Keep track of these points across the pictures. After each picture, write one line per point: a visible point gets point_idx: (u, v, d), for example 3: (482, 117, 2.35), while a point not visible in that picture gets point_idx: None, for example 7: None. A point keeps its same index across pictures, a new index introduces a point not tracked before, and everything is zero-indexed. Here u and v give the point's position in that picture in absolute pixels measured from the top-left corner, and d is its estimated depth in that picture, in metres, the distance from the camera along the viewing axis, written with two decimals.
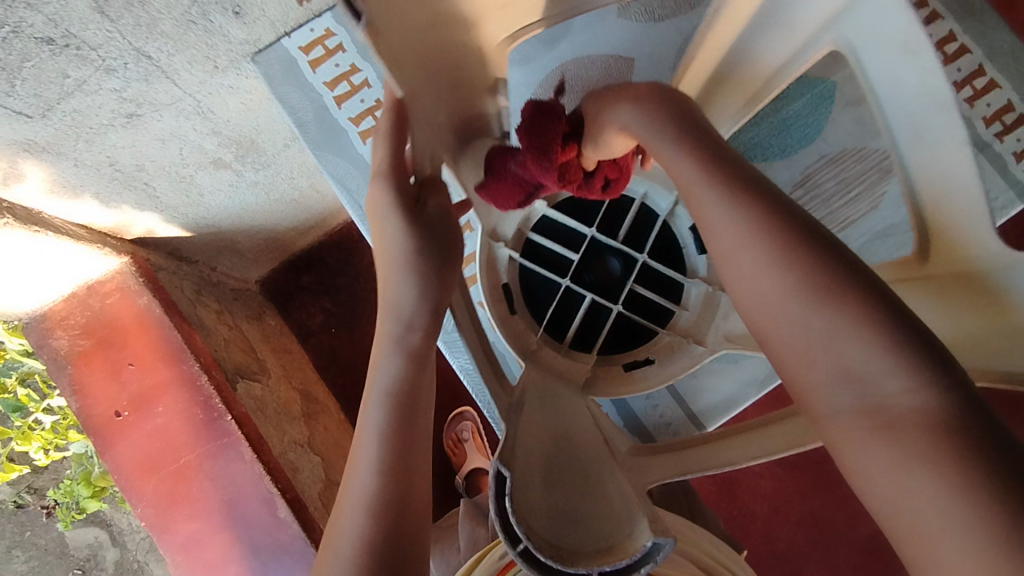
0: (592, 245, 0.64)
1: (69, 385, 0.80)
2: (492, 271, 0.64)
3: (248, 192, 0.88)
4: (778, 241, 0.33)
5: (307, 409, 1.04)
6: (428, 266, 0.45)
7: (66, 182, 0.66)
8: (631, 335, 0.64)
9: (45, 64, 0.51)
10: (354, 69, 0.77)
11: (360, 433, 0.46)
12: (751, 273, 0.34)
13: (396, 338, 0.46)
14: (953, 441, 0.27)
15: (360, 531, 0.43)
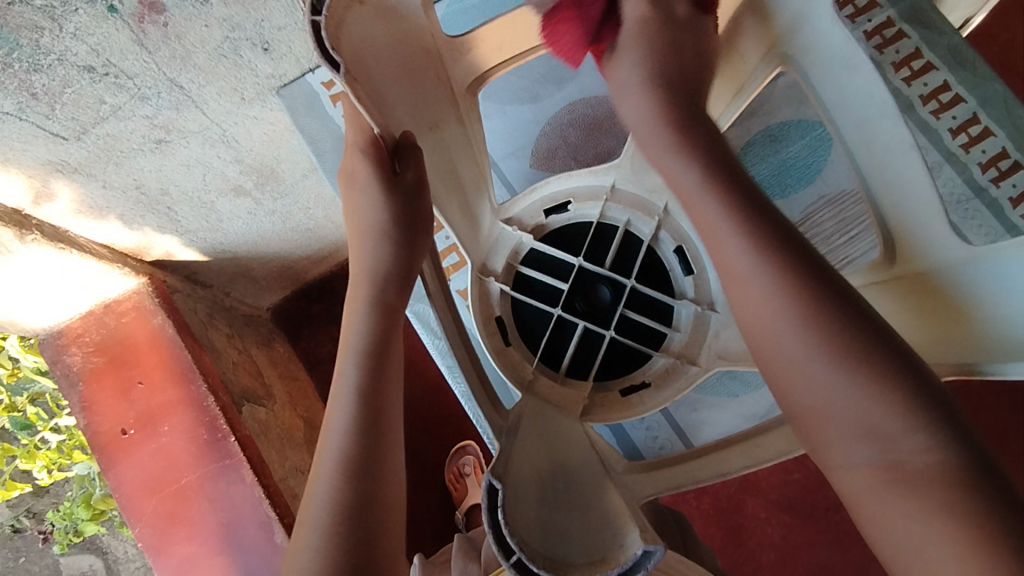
0: (581, 273, 0.64)
1: (80, 401, 0.81)
2: (485, 304, 0.63)
3: (265, 220, 0.91)
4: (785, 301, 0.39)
5: (310, 437, 1.04)
6: (400, 235, 0.48)
7: (94, 203, 0.69)
8: (626, 360, 0.64)
9: (84, 90, 0.55)
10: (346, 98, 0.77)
11: (331, 403, 0.46)
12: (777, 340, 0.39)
13: (369, 299, 0.47)
14: (963, 486, 0.33)
15: (332, 491, 0.43)
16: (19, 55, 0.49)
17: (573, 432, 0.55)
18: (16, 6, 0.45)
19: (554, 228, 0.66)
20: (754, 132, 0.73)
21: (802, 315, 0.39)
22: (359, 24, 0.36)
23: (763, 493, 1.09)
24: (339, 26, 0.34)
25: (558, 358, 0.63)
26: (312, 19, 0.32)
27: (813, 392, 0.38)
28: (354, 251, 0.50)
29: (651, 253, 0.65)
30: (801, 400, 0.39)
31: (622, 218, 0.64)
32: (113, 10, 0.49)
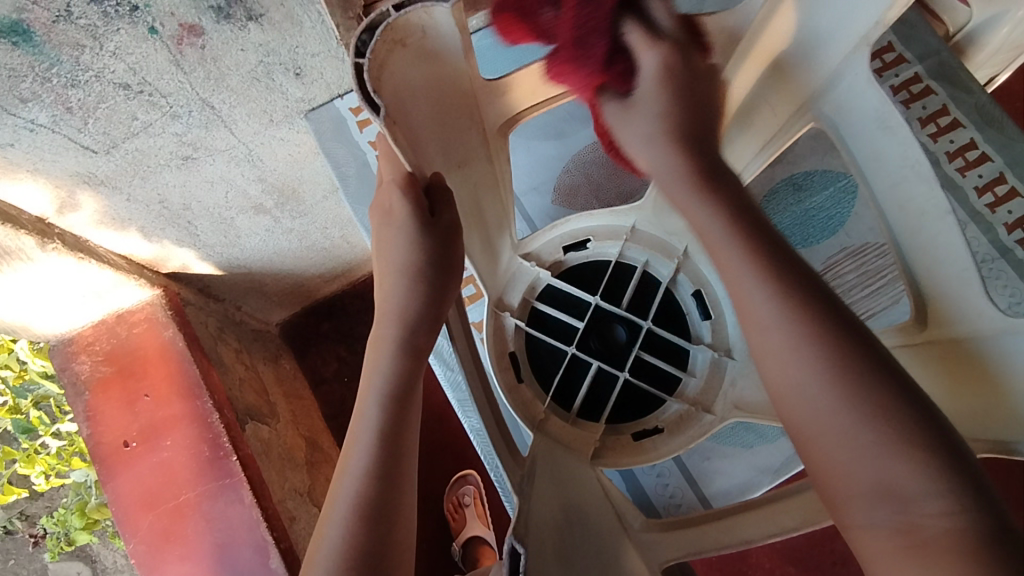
0: (598, 312, 0.63)
1: (85, 410, 0.81)
2: (499, 339, 0.63)
3: (282, 239, 0.92)
4: (815, 339, 0.37)
5: (310, 457, 1.03)
6: (429, 274, 0.46)
7: (116, 215, 0.70)
8: (639, 404, 0.63)
9: (118, 107, 0.56)
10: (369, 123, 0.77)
11: (352, 437, 0.46)
12: (800, 379, 0.37)
13: (396, 339, 0.47)
14: (980, 556, 0.30)
15: (346, 533, 0.42)
16: (58, 71, 0.49)
17: (585, 478, 0.54)
18: (60, 24, 0.45)
19: (572, 265, 0.65)
20: (778, 180, 0.73)
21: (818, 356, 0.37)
22: (401, 66, 0.36)
23: (768, 543, 1.07)
24: (382, 66, 0.34)
25: (571, 398, 0.62)
26: (356, 59, 0.33)
27: (826, 444, 0.36)
28: (379, 286, 0.49)
29: (669, 295, 0.64)
30: (823, 457, 0.36)
31: (641, 258, 0.64)
32: (154, 32, 0.50)
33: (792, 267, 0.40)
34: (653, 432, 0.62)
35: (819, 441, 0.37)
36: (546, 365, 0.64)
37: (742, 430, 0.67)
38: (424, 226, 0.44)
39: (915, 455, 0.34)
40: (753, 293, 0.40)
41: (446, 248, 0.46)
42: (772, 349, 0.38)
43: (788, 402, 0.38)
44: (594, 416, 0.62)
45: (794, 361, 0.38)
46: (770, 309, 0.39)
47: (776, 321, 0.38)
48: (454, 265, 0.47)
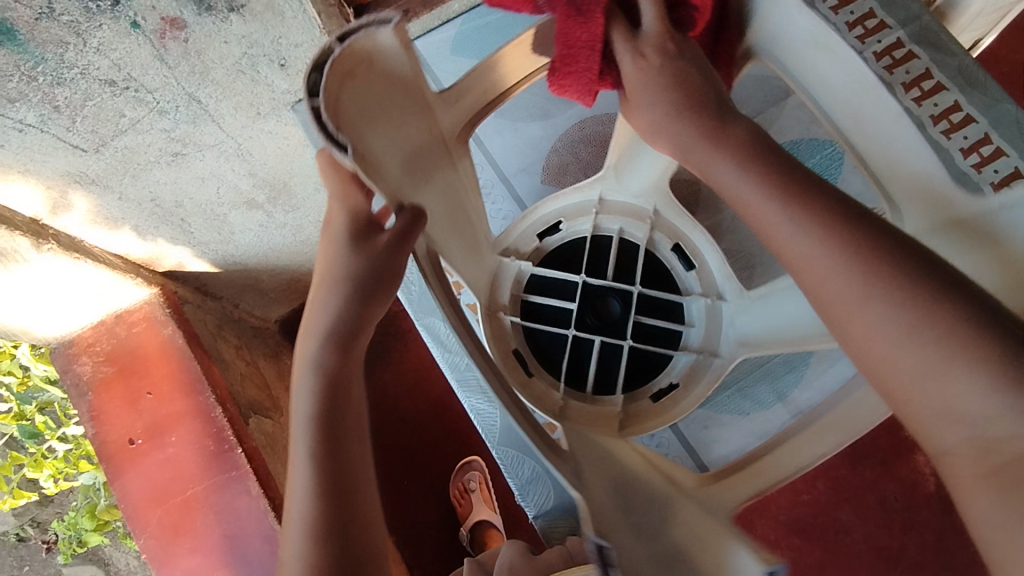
0: (586, 289, 0.64)
1: (89, 411, 0.81)
2: (501, 341, 0.63)
3: (276, 233, 0.92)
4: (865, 272, 0.36)
5: None
6: (354, 285, 0.47)
7: (109, 214, 0.70)
8: (646, 369, 0.64)
9: (105, 104, 0.56)
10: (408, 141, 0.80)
11: (292, 457, 0.46)
12: (853, 304, 0.36)
13: (319, 355, 0.47)
14: None
15: (306, 548, 0.43)
16: (43, 69, 0.50)
17: (618, 449, 0.55)
18: (43, 21, 0.46)
19: (552, 250, 0.66)
20: None
21: (845, 261, 0.37)
22: (355, 97, 0.39)
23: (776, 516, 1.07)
24: (337, 102, 0.36)
25: (580, 380, 0.63)
26: (313, 102, 0.35)
27: (895, 356, 0.35)
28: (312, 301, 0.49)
29: (650, 256, 0.65)
30: (892, 383, 0.36)
31: (615, 225, 0.65)
32: (136, 26, 0.50)
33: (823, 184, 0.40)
34: (669, 390, 0.63)
35: (881, 361, 0.36)
36: (550, 355, 0.64)
37: (738, 398, 0.67)
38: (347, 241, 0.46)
39: (964, 364, 0.33)
40: (777, 216, 0.39)
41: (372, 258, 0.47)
42: (817, 263, 0.38)
43: (844, 318, 0.37)
44: (607, 389, 0.63)
45: (835, 267, 0.37)
46: (804, 237, 0.38)
47: (813, 242, 0.38)
48: (391, 277, 0.48)
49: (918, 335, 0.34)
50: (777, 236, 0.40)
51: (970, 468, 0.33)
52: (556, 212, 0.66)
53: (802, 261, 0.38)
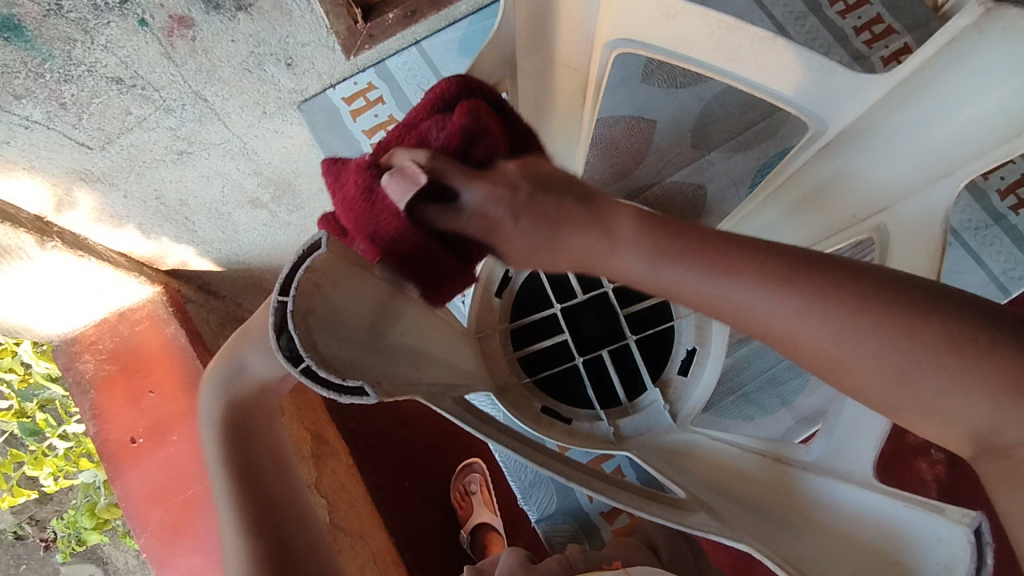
0: (570, 312, 0.62)
1: (91, 409, 0.81)
2: (527, 405, 0.59)
3: (281, 234, 0.91)
4: (844, 316, 0.28)
5: (316, 450, 1.02)
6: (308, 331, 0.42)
7: (114, 212, 0.70)
8: (660, 350, 0.61)
9: (111, 102, 0.56)
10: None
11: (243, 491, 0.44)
12: (857, 361, 0.28)
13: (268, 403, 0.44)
14: None
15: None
16: (50, 65, 0.50)
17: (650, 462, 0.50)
18: (50, 18, 0.46)
19: (528, 295, 0.64)
20: (770, 154, 0.67)
21: (817, 316, 0.29)
22: (335, 300, 0.35)
23: None
24: (309, 311, 0.33)
25: (613, 397, 0.60)
26: (294, 368, 0.31)
27: (929, 403, 0.27)
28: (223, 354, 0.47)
29: None
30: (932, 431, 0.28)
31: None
32: (144, 24, 0.50)
33: (731, 237, 0.32)
34: (690, 358, 0.60)
35: (880, 399, 0.29)
36: (574, 393, 0.61)
37: (742, 404, 0.64)
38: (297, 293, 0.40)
39: (976, 373, 0.26)
40: (710, 287, 0.31)
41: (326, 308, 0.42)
42: (780, 322, 0.30)
43: (846, 378, 0.29)
44: (636, 388, 0.60)
45: (803, 324, 0.29)
46: (752, 305, 0.30)
47: (752, 299, 0.30)
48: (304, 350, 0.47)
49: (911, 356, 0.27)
50: (714, 306, 0.31)
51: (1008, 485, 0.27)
52: (505, 262, 0.62)
53: (752, 322, 0.30)
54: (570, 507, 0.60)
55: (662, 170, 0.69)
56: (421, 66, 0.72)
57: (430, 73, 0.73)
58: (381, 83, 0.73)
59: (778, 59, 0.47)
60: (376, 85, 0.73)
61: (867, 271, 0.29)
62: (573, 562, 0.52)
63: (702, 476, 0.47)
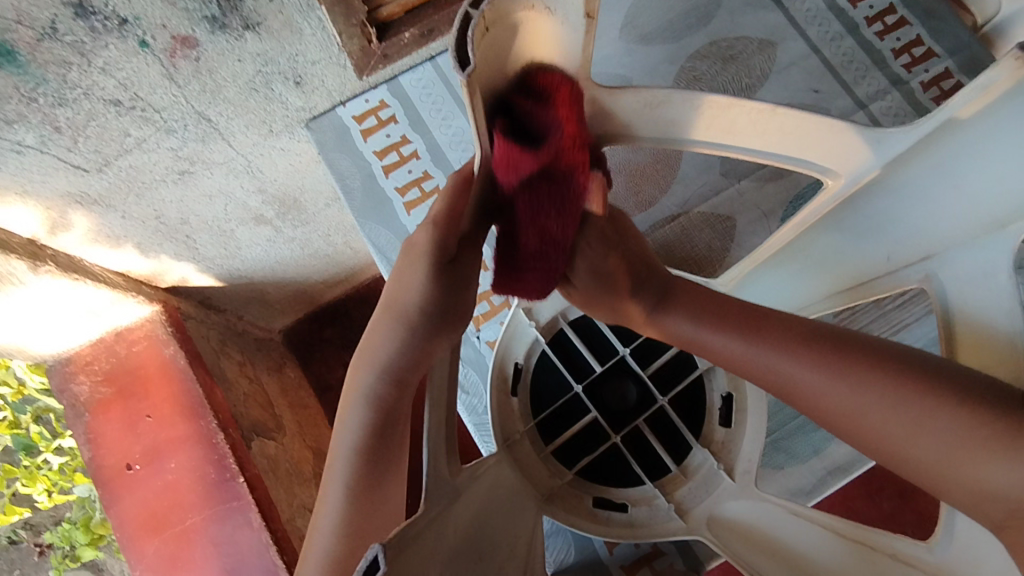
0: (594, 384, 0.58)
1: (85, 432, 0.78)
2: (577, 510, 0.55)
3: (284, 248, 0.87)
4: (835, 366, 0.37)
5: (319, 470, 0.97)
6: (438, 277, 0.40)
7: (111, 232, 0.67)
8: (690, 405, 0.58)
9: (109, 124, 0.52)
10: (429, 177, 0.72)
11: (338, 430, 0.44)
12: (840, 401, 0.37)
13: (367, 391, 0.43)
14: None
15: (340, 513, 0.42)
16: (45, 90, 0.46)
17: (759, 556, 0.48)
18: (46, 42, 0.43)
19: (553, 374, 0.59)
20: (804, 184, 0.63)
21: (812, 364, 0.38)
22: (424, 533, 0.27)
23: None
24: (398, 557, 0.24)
25: (659, 467, 0.57)
26: None
27: (907, 442, 0.35)
28: (375, 319, 0.43)
29: (609, 311, 0.60)
30: (907, 462, 0.35)
31: (557, 317, 0.59)
32: (145, 46, 0.47)
33: (736, 303, 0.44)
34: (727, 403, 0.58)
35: (926, 465, 0.35)
36: (612, 469, 0.57)
37: (771, 450, 0.61)
38: (439, 268, 0.40)
39: (941, 416, 0.34)
40: (728, 342, 0.42)
41: (449, 301, 0.41)
42: (784, 365, 0.39)
43: (846, 416, 0.37)
44: (676, 451, 0.57)
45: (800, 371, 0.38)
46: (758, 352, 0.40)
47: (746, 346, 0.41)
48: (459, 314, 0.42)
49: (942, 423, 0.34)
50: (774, 377, 0.40)
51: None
52: (510, 354, 0.59)
53: (772, 375, 0.40)
54: (587, 558, 0.58)
55: (689, 200, 0.65)
56: (447, 100, 0.71)
57: (456, 110, 0.72)
58: (394, 99, 0.70)
59: (838, 142, 0.41)
60: (393, 105, 0.71)
61: (860, 338, 0.38)
62: None
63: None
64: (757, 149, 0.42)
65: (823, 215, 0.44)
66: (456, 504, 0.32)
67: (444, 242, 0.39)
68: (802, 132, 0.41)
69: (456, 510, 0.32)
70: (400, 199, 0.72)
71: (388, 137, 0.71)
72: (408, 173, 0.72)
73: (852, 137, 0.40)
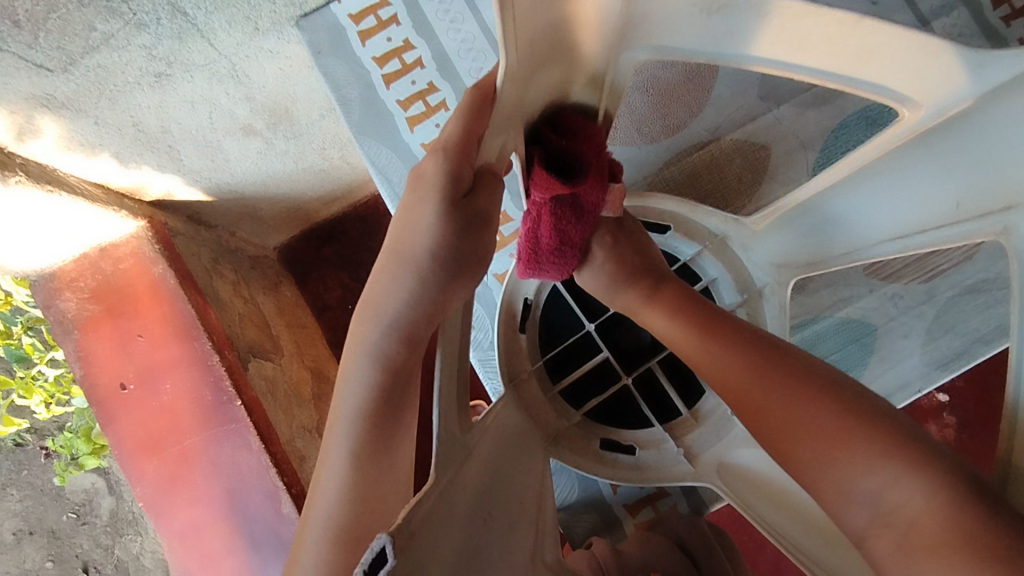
0: (604, 326, 0.57)
1: (76, 351, 0.75)
2: (585, 450, 0.54)
3: (276, 161, 0.81)
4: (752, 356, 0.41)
5: (318, 391, 0.96)
6: (451, 222, 0.38)
7: (85, 139, 0.60)
8: None
9: (70, 16, 0.45)
10: (435, 88, 0.67)
11: (342, 384, 0.43)
12: (742, 382, 0.41)
13: (375, 342, 0.42)
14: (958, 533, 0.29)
15: (348, 469, 0.42)
16: None
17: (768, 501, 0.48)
18: None
19: (564, 315, 0.58)
20: (849, 113, 0.58)
21: (729, 349, 0.42)
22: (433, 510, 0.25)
23: None
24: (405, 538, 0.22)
25: (669, 409, 0.56)
26: None
27: (789, 433, 0.37)
28: (378, 273, 0.42)
29: None
30: (790, 454, 0.37)
31: None
32: None
33: (684, 297, 0.48)
34: None
35: (808, 468, 0.36)
36: (621, 412, 0.57)
37: None
38: (453, 211, 0.37)
39: (825, 415, 0.36)
40: (669, 324, 0.47)
41: (461, 249, 0.39)
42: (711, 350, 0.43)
43: (750, 402, 0.40)
44: (687, 396, 0.56)
45: (719, 355, 0.43)
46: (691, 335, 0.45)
47: (684, 330, 0.46)
48: (478, 258, 0.41)
49: (831, 427, 0.35)
50: (709, 366, 0.43)
51: (886, 549, 0.32)
52: (519, 291, 0.56)
53: (702, 358, 0.44)
54: (591, 495, 0.59)
55: (722, 125, 0.59)
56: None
57: (466, 10, 0.66)
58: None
59: (919, 64, 0.38)
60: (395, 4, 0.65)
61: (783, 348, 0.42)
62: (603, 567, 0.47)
63: (806, 526, 0.45)
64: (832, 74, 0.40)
65: (896, 148, 0.43)
66: (467, 464, 0.30)
67: (458, 170, 0.36)
68: (881, 49, 0.37)
69: (468, 469, 0.30)
70: (403, 114, 0.67)
71: (388, 41, 0.66)
72: (412, 84, 0.66)
73: (950, 60, 0.37)
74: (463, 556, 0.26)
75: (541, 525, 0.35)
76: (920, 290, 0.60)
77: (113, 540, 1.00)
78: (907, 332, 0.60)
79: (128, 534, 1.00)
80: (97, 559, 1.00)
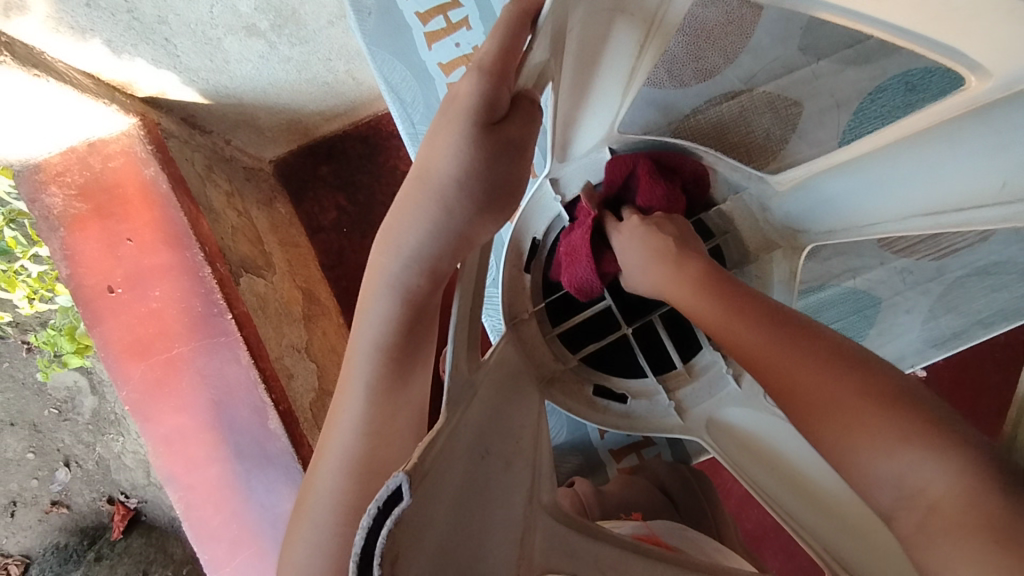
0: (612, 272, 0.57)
1: (61, 248, 0.73)
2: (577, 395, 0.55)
3: (278, 68, 0.76)
4: (778, 331, 0.40)
5: (308, 310, 0.95)
6: (483, 152, 0.36)
7: (74, 22, 0.56)
8: None
9: None
10: (457, 4, 0.62)
11: (359, 319, 0.43)
12: (764, 351, 0.40)
13: (394, 276, 0.41)
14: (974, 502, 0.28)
15: (365, 403, 0.42)
16: None
17: (753, 455, 0.49)
18: None
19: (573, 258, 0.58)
20: (889, 75, 0.55)
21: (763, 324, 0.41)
22: (444, 453, 0.25)
23: None
24: (421, 475, 0.23)
25: (666, 363, 0.56)
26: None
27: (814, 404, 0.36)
28: (402, 202, 0.40)
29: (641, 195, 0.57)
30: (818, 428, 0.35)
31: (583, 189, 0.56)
32: None
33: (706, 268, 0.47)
34: None
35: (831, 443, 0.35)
36: (620, 359, 0.57)
37: None
38: (484, 138, 0.36)
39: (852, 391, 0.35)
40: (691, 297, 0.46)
41: (498, 179, 0.38)
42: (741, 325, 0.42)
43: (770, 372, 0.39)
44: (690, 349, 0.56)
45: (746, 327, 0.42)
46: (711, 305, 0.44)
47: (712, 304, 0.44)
48: (512, 191, 0.39)
49: (853, 404, 0.34)
50: (735, 341, 0.42)
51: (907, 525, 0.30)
52: (528, 230, 0.55)
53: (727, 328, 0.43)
54: (579, 439, 0.60)
55: (757, 75, 0.57)
56: None
57: None
58: None
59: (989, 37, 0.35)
60: None
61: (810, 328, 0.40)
62: (588, 508, 0.48)
63: (797, 492, 0.46)
64: (903, 26, 0.38)
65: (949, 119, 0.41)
66: (474, 400, 0.30)
67: (496, 95, 0.35)
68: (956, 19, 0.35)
69: (474, 407, 0.30)
70: (421, 28, 0.63)
71: None
72: None
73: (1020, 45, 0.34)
74: (469, 493, 0.27)
75: (539, 465, 0.35)
76: (928, 265, 0.60)
77: (94, 437, 1.01)
78: (910, 308, 0.62)
79: (110, 433, 1.01)
80: (79, 455, 1.01)
